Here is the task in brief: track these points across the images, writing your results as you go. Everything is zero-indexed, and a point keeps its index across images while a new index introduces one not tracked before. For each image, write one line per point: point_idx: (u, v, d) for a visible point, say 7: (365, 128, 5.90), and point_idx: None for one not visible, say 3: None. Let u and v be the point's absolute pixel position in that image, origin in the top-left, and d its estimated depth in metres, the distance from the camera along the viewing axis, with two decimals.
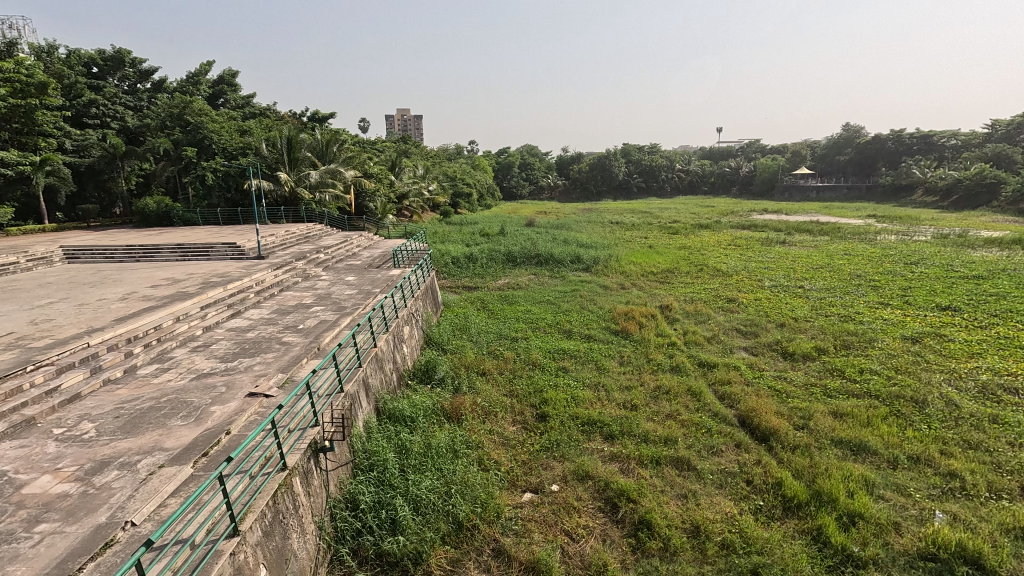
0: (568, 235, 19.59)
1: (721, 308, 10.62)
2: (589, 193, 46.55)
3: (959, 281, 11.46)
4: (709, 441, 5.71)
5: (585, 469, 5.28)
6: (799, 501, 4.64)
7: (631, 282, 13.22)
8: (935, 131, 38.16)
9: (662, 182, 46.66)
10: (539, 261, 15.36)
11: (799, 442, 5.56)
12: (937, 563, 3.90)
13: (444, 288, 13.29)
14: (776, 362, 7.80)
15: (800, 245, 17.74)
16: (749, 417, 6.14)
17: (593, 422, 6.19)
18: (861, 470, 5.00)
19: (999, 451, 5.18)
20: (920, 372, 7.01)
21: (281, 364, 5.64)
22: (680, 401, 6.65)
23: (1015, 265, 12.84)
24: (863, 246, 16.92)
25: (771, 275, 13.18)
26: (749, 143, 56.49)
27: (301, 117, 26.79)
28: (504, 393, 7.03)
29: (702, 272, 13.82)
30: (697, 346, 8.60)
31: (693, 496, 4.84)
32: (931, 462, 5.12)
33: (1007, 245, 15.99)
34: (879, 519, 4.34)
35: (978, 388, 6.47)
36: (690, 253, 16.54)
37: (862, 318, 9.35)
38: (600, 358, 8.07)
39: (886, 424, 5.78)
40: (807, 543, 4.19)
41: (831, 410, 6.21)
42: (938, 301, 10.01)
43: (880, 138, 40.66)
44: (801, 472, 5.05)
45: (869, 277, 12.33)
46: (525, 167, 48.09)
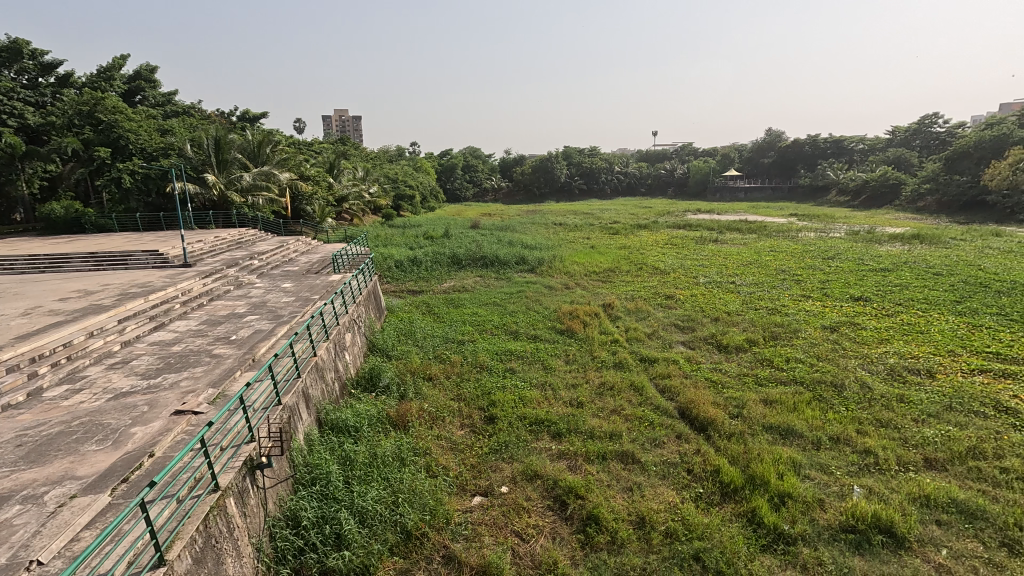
0: (512, 237, 19.71)
1: (660, 305, 11.04)
2: (532, 195, 47.02)
3: (869, 273, 12.53)
4: (652, 433, 5.91)
5: (534, 469, 5.32)
6: (734, 486, 4.88)
7: (575, 282, 13.49)
8: (846, 136, 41.56)
9: (602, 183, 47.96)
10: (485, 263, 15.36)
11: (734, 430, 5.86)
12: (856, 534, 4.23)
13: (387, 292, 13.00)
14: (712, 354, 8.20)
15: (730, 243, 18.76)
16: (688, 408, 6.41)
17: (541, 421, 6.25)
18: (789, 453, 5.35)
19: (905, 427, 5.70)
20: (838, 358, 7.60)
21: (211, 379, 5.31)
22: (623, 397, 6.85)
23: (914, 258, 14.21)
24: (786, 243, 18.13)
25: (705, 272, 13.86)
26: (682, 146, 59.17)
27: (229, 116, 25.38)
28: (451, 397, 6.97)
29: (642, 271, 14.32)
30: (638, 342, 8.89)
31: (638, 488, 4.99)
32: (850, 441, 5.55)
33: (907, 240, 17.69)
34: (806, 497, 4.65)
35: (887, 370, 7.10)
36: (631, 253, 17.12)
37: (787, 310, 10.01)
38: (546, 358, 8.17)
39: (810, 408, 6.22)
40: (743, 526, 4.42)
41: (762, 397, 6.60)
42: (851, 292, 10.90)
43: (799, 142, 43.75)
44: (736, 458, 5.33)
45: (792, 272, 13.24)
46: (469, 168, 47.91)
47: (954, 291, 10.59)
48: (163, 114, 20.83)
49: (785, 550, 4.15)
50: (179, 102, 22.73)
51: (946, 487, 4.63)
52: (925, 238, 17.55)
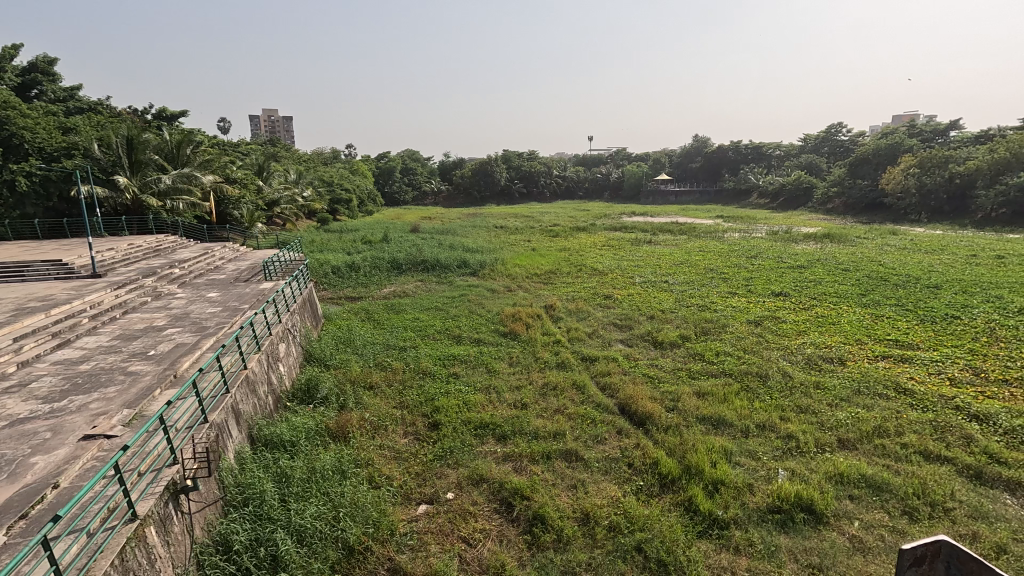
0: (454, 240, 19.60)
1: (599, 304, 11.35)
2: (472, 198, 46.96)
3: (787, 270, 13.50)
4: (594, 430, 6.05)
5: (481, 472, 5.30)
6: (672, 476, 5.10)
7: (517, 284, 13.58)
8: (764, 143, 44.65)
9: (541, 187, 48.74)
10: (426, 267, 15.16)
11: (670, 423, 6.11)
12: (782, 514, 4.53)
13: (324, 299, 12.53)
14: (648, 351, 8.54)
15: (663, 244, 19.65)
16: (627, 404, 6.63)
17: (486, 424, 6.24)
18: (721, 441, 5.65)
19: (822, 412, 6.19)
20: (762, 350, 8.13)
21: (127, 399, 4.88)
22: (566, 396, 6.97)
23: (825, 255, 15.48)
24: (713, 243, 19.19)
25: (641, 272, 14.40)
26: (617, 151, 61.25)
27: (143, 114, 23.49)
28: (393, 405, 6.81)
29: (582, 272, 14.68)
30: (579, 342, 9.10)
31: (582, 486, 5.09)
32: (774, 427, 5.94)
33: (819, 239, 19.24)
34: (737, 483, 4.93)
35: (804, 359, 7.69)
36: (571, 255, 17.48)
37: (716, 306, 10.60)
38: (490, 361, 8.17)
39: (738, 398, 6.60)
40: (681, 514, 4.62)
41: (695, 390, 6.94)
42: (772, 288, 11.70)
43: (723, 148, 46.50)
44: (673, 450, 5.57)
45: (719, 270, 14.02)
46: (408, 171, 47.09)
47: (859, 285, 11.64)
48: (64, 110, 18.96)
49: (719, 534, 4.37)
50: (83, 98, 20.77)
51: (856, 465, 5.06)
52: (835, 237, 19.16)
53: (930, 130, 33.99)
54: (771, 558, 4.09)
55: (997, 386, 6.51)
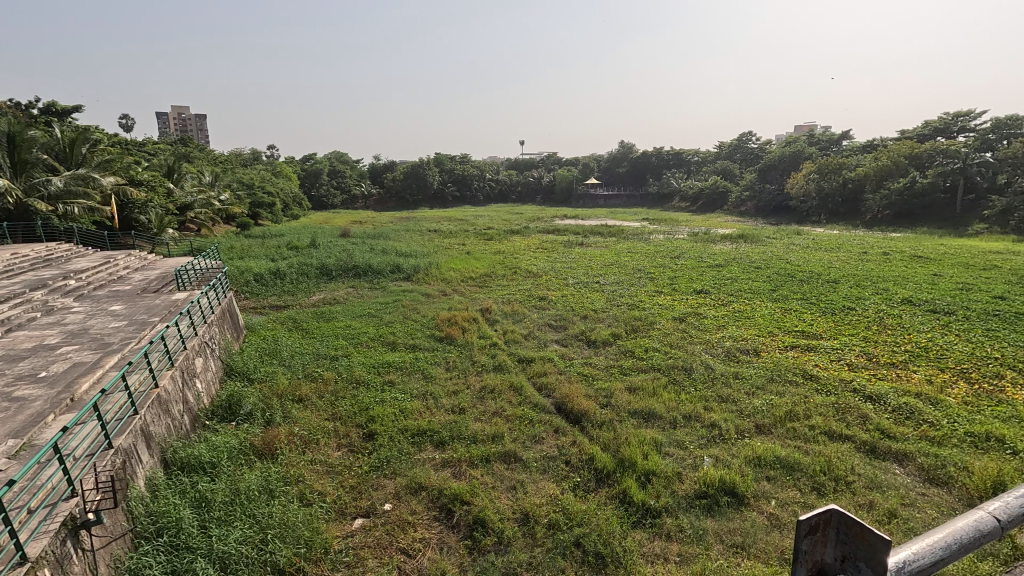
0: (386, 245, 19.14)
1: (534, 306, 11.52)
2: (404, 201, 46.07)
3: (707, 269, 14.39)
4: (532, 431, 6.12)
5: (419, 480, 5.20)
6: (607, 471, 5.26)
7: (452, 288, 13.49)
8: (685, 149, 47.57)
9: (474, 190, 48.64)
10: (357, 273, 14.69)
11: (604, 418, 6.32)
12: (708, 499, 4.80)
13: (246, 309, 11.79)
14: (582, 350, 8.78)
15: (594, 246, 20.28)
16: (563, 403, 6.77)
17: (424, 431, 6.13)
18: (651, 434, 5.91)
19: (740, 400, 6.64)
20: (687, 345, 8.61)
21: (12, 428, 4.33)
22: (504, 398, 7.01)
23: (740, 254, 16.64)
24: (640, 244, 20.08)
25: (574, 273, 14.78)
26: (548, 155, 62.54)
27: (27, 108, 21.00)
28: (325, 417, 6.53)
29: (516, 275, 14.83)
30: (515, 344, 9.18)
31: (521, 486, 5.13)
32: (699, 417, 6.30)
33: (734, 239, 20.66)
34: (667, 472, 5.18)
35: (724, 352, 8.22)
36: (505, 257, 17.62)
37: (644, 305, 11.09)
38: (426, 367, 8.04)
39: (666, 391, 6.95)
40: (616, 506, 4.78)
41: (627, 385, 7.22)
42: (694, 286, 12.40)
43: (647, 153, 48.80)
44: (607, 444, 5.75)
45: (647, 270, 14.67)
46: (336, 174, 45.37)
47: (770, 281, 12.62)
48: None
49: (652, 523, 4.56)
50: None
51: (771, 448, 5.47)
52: (748, 238, 20.66)
53: (826, 139, 37.57)
54: (699, 541, 4.33)
55: (886, 369, 7.30)
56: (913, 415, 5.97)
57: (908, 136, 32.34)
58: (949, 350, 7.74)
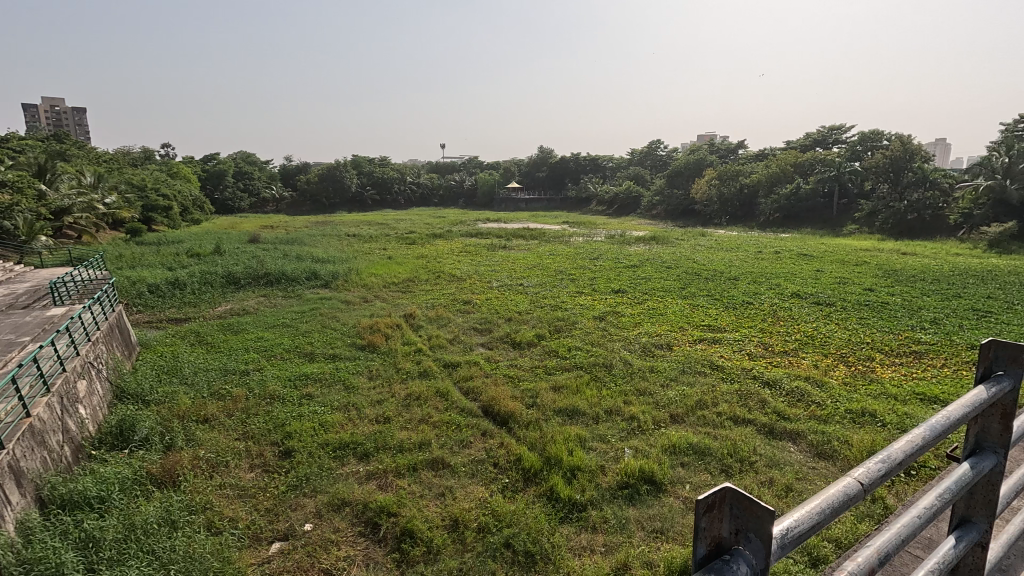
0: (300, 250, 18.16)
1: (459, 310, 11.48)
2: (321, 205, 44.04)
3: (624, 270, 15.14)
4: (459, 435, 6.08)
5: (342, 496, 4.98)
6: (535, 469, 5.35)
7: (373, 294, 13.09)
8: (600, 156, 49.71)
9: (395, 194, 47.61)
10: (269, 281, 13.82)
11: (531, 418, 6.42)
12: (629, 488, 5.02)
13: (140, 324, 10.67)
14: (508, 352, 8.88)
15: (517, 248, 20.61)
16: (491, 405, 6.79)
17: (346, 444, 5.88)
18: (576, 430, 6.08)
19: (656, 392, 7.04)
20: (607, 342, 8.98)
21: None
22: (430, 405, 6.89)
23: (652, 255, 17.67)
24: (561, 247, 20.70)
25: (497, 276, 14.91)
26: (470, 160, 62.68)
27: None
28: (235, 437, 6.06)
29: (440, 279, 14.70)
30: (441, 348, 9.09)
31: (450, 492, 5.08)
32: (620, 411, 6.59)
33: (647, 241, 21.89)
34: (591, 466, 5.36)
35: (641, 347, 8.67)
36: (428, 262, 17.40)
37: (566, 305, 11.43)
38: (347, 377, 7.72)
39: (589, 388, 7.20)
40: (544, 504, 4.87)
41: (551, 385, 7.39)
42: (612, 286, 12.97)
43: (565, 159, 50.43)
44: (534, 444, 5.85)
45: (568, 272, 15.11)
46: (242, 175, 42.36)
47: (680, 279, 13.50)
48: None
49: (578, 517, 4.70)
50: None
51: (685, 436, 5.84)
52: (660, 239, 21.98)
53: (725, 148, 40.96)
54: (623, 530, 4.52)
55: (780, 356, 8.07)
56: (803, 397, 6.65)
57: (792, 147, 36.08)
58: (830, 337, 8.72)
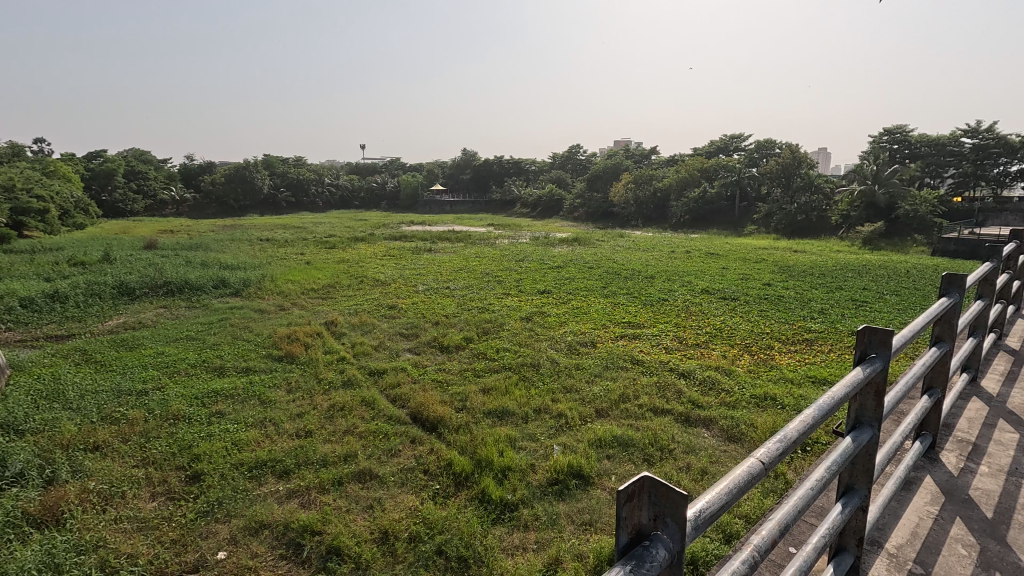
0: (205, 257, 16.80)
1: (384, 315, 11.17)
2: (228, 207, 40.96)
3: (548, 271, 15.50)
4: (386, 444, 5.91)
5: (259, 519, 4.65)
6: (466, 473, 5.32)
7: (291, 302, 12.41)
8: (523, 160, 50.66)
9: (313, 196, 45.47)
10: (169, 290, 12.64)
11: (460, 422, 6.37)
12: (559, 485, 5.13)
13: (10, 343, 9.33)
14: (436, 356, 8.76)
15: (443, 251, 20.44)
16: (419, 411, 6.66)
17: (263, 463, 5.51)
18: (506, 431, 6.13)
19: (582, 388, 7.27)
20: (534, 342, 9.13)
21: None
22: (355, 415, 6.63)
23: (575, 256, 18.26)
24: (487, 249, 20.80)
25: (423, 280, 14.67)
26: (392, 162, 61.36)
27: None
28: (134, 464, 5.48)
29: (363, 284, 14.23)
30: (366, 356, 8.79)
31: (379, 503, 4.92)
32: (548, 409, 6.72)
33: (570, 242, 22.60)
34: (521, 466, 5.42)
35: (566, 346, 8.90)
36: (350, 266, 16.79)
37: (494, 307, 11.49)
38: (264, 391, 7.24)
39: (518, 388, 7.27)
40: (476, 507, 4.85)
41: (480, 387, 7.39)
42: (538, 287, 13.23)
43: (489, 162, 50.84)
44: (464, 447, 5.82)
45: (494, 274, 15.20)
46: (135, 175, 38.48)
47: (601, 279, 14.05)
48: None
49: (510, 517, 4.73)
50: None
51: (610, 429, 6.06)
52: (582, 241, 22.75)
53: (639, 154, 43.27)
54: (553, 526, 4.60)
55: (693, 349, 8.63)
56: (714, 385, 7.17)
57: (699, 153, 38.85)
58: (736, 329, 9.46)
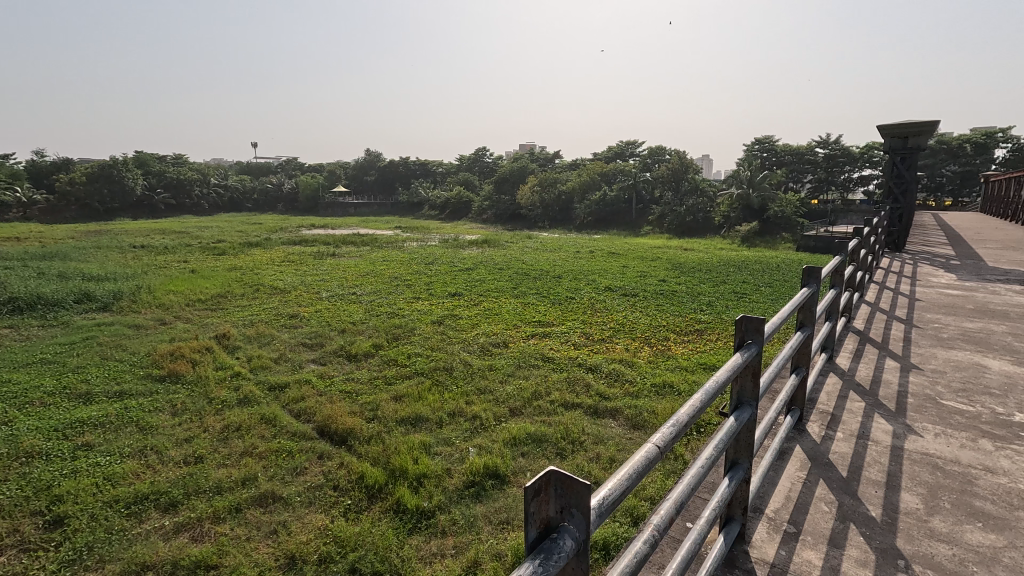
0: (64, 268, 14.59)
1: (284, 325, 10.44)
2: (92, 211, 35.81)
3: (459, 273, 15.45)
4: (291, 463, 5.53)
5: (141, 561, 4.12)
6: (379, 485, 5.14)
7: (173, 315, 11.17)
8: (430, 162, 50.17)
9: (196, 198, 41.33)
10: (16, 308, 10.80)
11: (372, 433, 6.14)
12: (475, 486, 5.12)
13: None
14: (343, 365, 8.36)
15: (347, 256, 19.58)
16: (327, 425, 6.32)
17: (144, 497, 4.90)
18: (420, 438, 6.00)
19: (495, 388, 7.33)
20: (446, 346, 9.04)
21: None
22: (254, 434, 6.12)
23: (485, 257, 18.43)
24: (395, 252, 20.27)
25: (327, 286, 13.93)
26: (288, 162, 57.76)
27: None
28: None
29: (259, 292, 13.22)
30: (264, 370, 8.16)
31: (284, 527, 4.59)
32: (463, 412, 6.70)
33: (480, 244, 22.74)
34: (437, 471, 5.34)
35: (479, 348, 8.93)
36: (243, 274, 15.50)
37: (404, 312, 11.22)
38: (143, 416, 6.45)
39: (431, 394, 7.16)
40: (391, 519, 4.70)
41: (392, 395, 7.18)
42: (449, 290, 13.12)
43: (394, 163, 49.73)
44: (377, 458, 5.62)
45: (403, 278, 14.84)
46: None
47: (512, 280, 14.27)
48: None
49: (427, 524, 4.64)
50: None
51: (524, 427, 6.17)
52: (491, 242, 22.95)
53: (544, 158, 44.66)
54: (471, 528, 4.58)
55: (599, 344, 9.06)
56: (619, 377, 7.59)
57: (599, 157, 40.93)
58: (637, 323, 10.08)
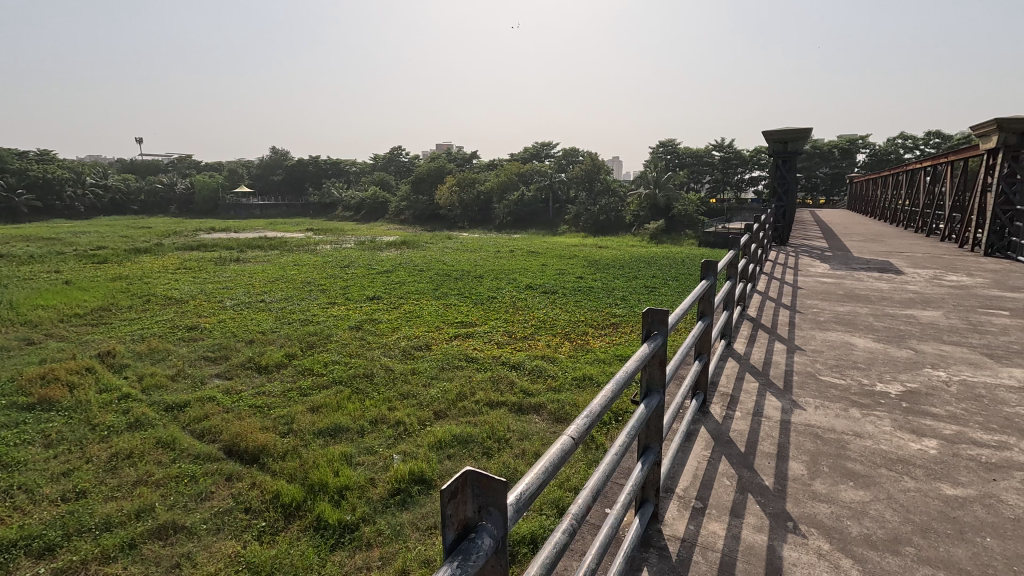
0: None
1: (182, 339, 9.53)
2: None
3: (377, 276, 14.99)
4: (194, 488, 5.07)
5: None
6: (296, 502, 4.86)
7: (44, 333, 9.80)
8: (342, 161, 48.28)
9: (68, 201, 36.48)
10: None
11: (287, 447, 5.79)
12: (401, 494, 4.99)
13: None
14: (253, 378, 7.80)
15: (253, 261, 18.31)
16: (235, 444, 5.86)
17: (12, 544, 4.27)
18: (340, 448, 5.75)
19: (419, 393, 7.19)
20: (366, 352, 8.73)
21: None
22: (148, 461, 5.53)
23: (404, 259, 18.06)
24: (307, 256, 19.26)
25: (232, 294, 12.93)
26: (182, 162, 52.91)
27: None
28: None
29: (150, 303, 11.97)
30: (159, 389, 7.40)
31: (188, 559, 4.19)
32: (385, 418, 6.51)
33: (398, 245, 22.26)
34: (359, 482, 5.14)
35: (401, 352, 8.72)
36: (130, 284, 13.97)
37: (318, 318, 10.68)
38: (7, 452, 5.59)
39: (350, 402, 6.87)
40: (311, 537, 4.46)
41: (308, 406, 6.80)
42: (366, 293, 12.68)
43: (303, 162, 47.19)
44: (294, 474, 5.31)
45: (317, 282, 14.11)
46: None
47: (432, 281, 14.09)
48: None
49: (351, 538, 4.45)
50: None
51: (449, 429, 6.10)
52: (410, 244, 22.53)
53: (461, 158, 44.58)
54: (397, 537, 4.45)
55: (522, 342, 9.19)
56: (541, 373, 7.76)
57: (516, 158, 41.57)
58: (556, 320, 10.36)
